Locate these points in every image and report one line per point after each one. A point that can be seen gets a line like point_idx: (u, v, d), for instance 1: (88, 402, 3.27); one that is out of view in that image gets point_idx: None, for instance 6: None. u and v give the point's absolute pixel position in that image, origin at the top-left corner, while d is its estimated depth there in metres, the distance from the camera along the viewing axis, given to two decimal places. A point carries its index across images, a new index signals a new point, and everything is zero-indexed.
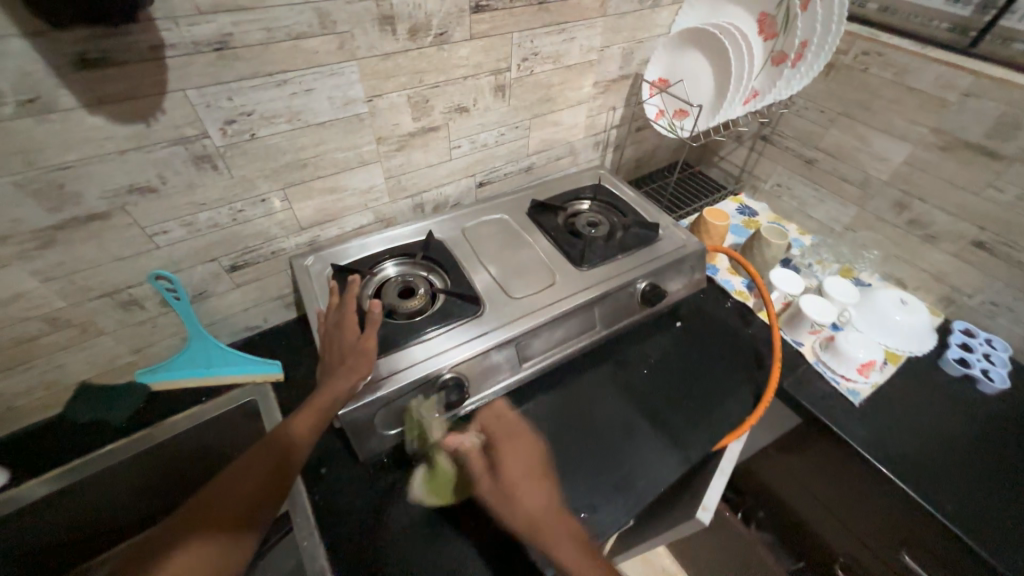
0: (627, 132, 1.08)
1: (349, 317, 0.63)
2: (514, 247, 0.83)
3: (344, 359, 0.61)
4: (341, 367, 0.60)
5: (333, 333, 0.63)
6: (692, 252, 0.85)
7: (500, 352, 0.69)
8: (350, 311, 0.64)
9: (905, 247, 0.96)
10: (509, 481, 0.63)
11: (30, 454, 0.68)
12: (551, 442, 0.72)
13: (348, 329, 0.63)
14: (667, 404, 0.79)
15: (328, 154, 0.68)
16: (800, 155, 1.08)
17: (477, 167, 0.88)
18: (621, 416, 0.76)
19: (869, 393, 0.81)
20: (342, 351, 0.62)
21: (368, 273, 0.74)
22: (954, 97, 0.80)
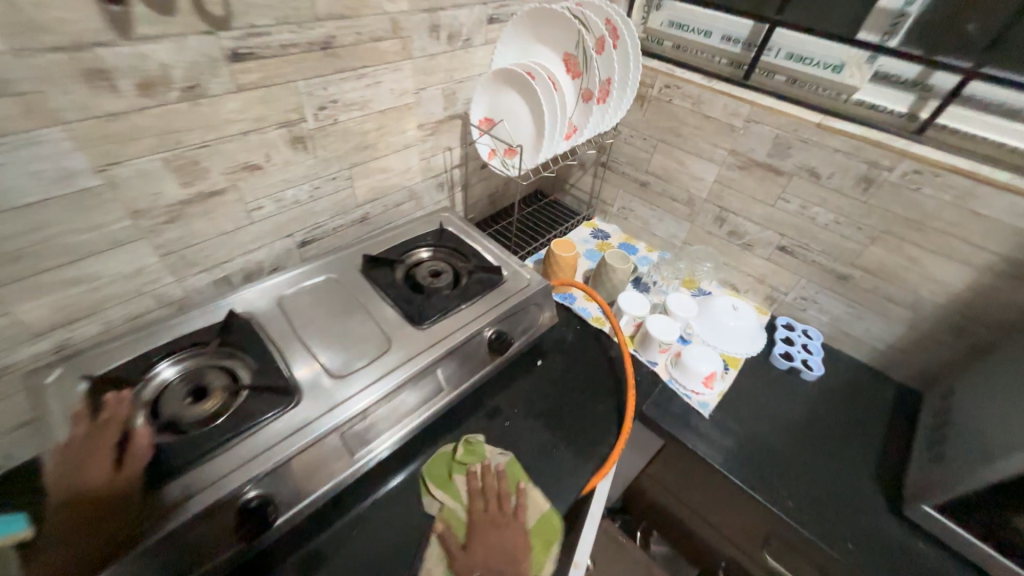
0: (470, 170, 1.05)
1: (98, 450, 0.50)
2: (341, 313, 0.73)
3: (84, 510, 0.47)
4: (91, 524, 0.47)
5: (69, 485, 0.49)
6: (538, 290, 0.83)
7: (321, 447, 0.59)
8: (104, 441, 0.51)
9: (731, 255, 1.05)
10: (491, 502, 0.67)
11: None
12: (406, 537, 0.62)
13: (96, 468, 0.49)
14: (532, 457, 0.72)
15: (51, 240, 0.53)
16: (635, 179, 1.14)
17: (294, 226, 0.78)
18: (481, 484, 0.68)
19: (716, 403, 0.85)
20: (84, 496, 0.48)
21: (138, 379, 0.58)
22: (740, 123, 0.90)
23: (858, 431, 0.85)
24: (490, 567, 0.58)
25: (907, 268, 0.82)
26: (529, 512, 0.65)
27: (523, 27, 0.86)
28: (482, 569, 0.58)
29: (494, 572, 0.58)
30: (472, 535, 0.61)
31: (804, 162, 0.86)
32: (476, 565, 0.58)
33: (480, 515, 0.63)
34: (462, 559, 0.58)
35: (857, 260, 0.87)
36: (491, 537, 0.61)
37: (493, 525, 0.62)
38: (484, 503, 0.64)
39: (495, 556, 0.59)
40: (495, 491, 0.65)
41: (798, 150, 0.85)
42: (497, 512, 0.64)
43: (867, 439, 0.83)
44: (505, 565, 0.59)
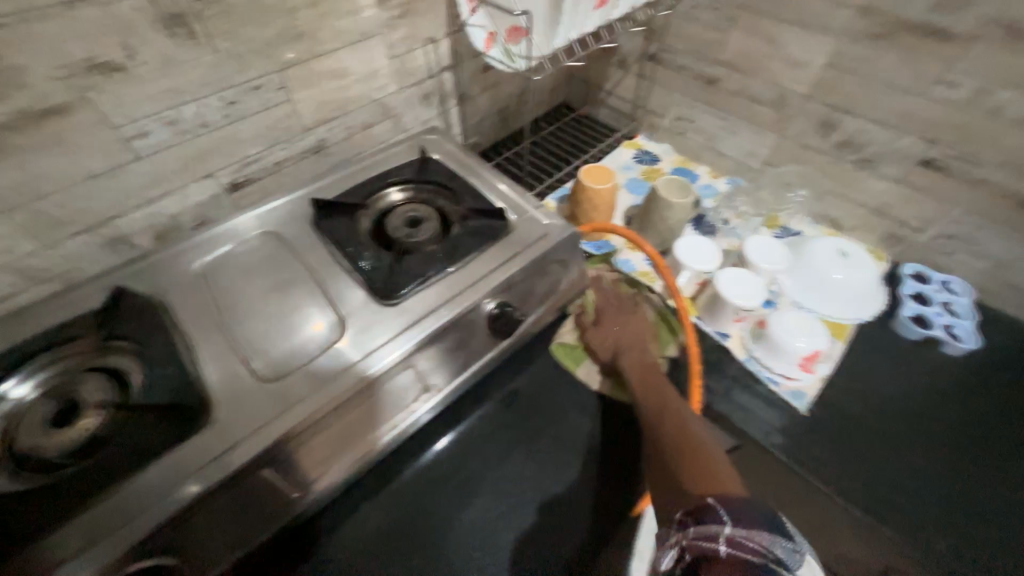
0: (465, 74, 0.77)
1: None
2: (281, 285, 0.52)
3: None
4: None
5: None
6: (561, 239, 0.58)
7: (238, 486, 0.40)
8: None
9: (837, 177, 0.74)
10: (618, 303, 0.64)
11: None
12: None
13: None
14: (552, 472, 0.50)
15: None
16: (698, 74, 0.81)
17: (212, 162, 0.55)
18: (480, 515, 0.47)
19: (818, 391, 0.60)
20: None
21: None
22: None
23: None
24: (608, 344, 0.59)
25: None
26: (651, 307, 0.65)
27: None
28: (612, 342, 0.59)
29: (626, 348, 0.58)
30: (603, 311, 0.62)
31: (1000, 11, 0.52)
32: (610, 338, 0.59)
33: (618, 300, 0.64)
34: (597, 330, 0.60)
35: None
36: (617, 321, 0.61)
37: (630, 315, 0.62)
38: (620, 290, 0.66)
39: (625, 334, 0.60)
40: (621, 296, 0.65)
41: None
42: (622, 303, 0.64)
43: None
44: (644, 340, 0.59)
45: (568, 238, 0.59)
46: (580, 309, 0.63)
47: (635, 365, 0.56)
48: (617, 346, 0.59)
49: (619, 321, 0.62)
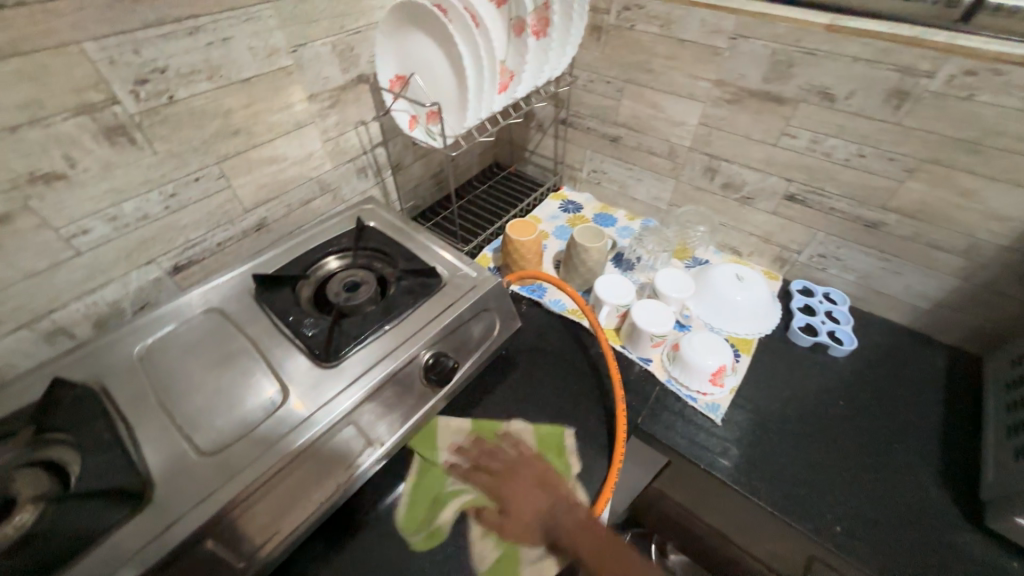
0: (397, 148, 0.85)
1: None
2: (224, 358, 0.55)
3: None
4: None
5: None
6: (489, 289, 0.65)
7: (184, 563, 0.41)
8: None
9: (727, 213, 0.86)
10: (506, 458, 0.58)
11: None
12: None
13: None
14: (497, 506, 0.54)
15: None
16: (603, 134, 0.94)
17: (153, 249, 0.59)
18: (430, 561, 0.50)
19: (729, 402, 0.68)
20: None
21: None
22: (725, 42, 0.70)
23: (907, 411, 0.68)
24: (531, 519, 0.52)
25: (954, 204, 0.64)
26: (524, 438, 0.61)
27: None
28: (532, 518, 0.52)
29: (551, 517, 0.53)
30: (478, 483, 0.55)
31: (812, 80, 0.66)
32: (532, 514, 0.52)
33: (485, 456, 0.58)
34: (515, 498, 0.53)
35: (888, 201, 0.69)
36: (501, 494, 0.54)
37: (521, 471, 0.56)
38: (474, 447, 0.59)
39: (536, 497, 0.54)
40: (479, 450, 0.58)
41: (800, 68, 0.66)
42: (490, 461, 0.57)
43: (923, 423, 0.66)
44: (560, 494, 0.55)
45: (495, 289, 0.66)
46: (451, 488, 0.55)
47: (567, 531, 0.51)
48: (537, 518, 0.52)
49: (511, 486, 0.55)
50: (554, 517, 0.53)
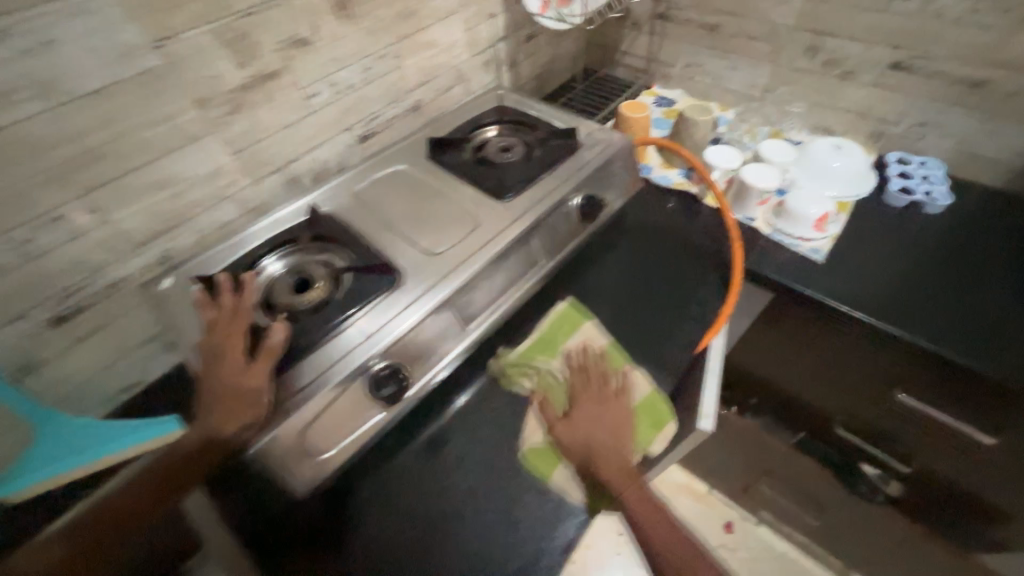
0: (514, 44, 0.94)
1: (237, 341, 0.50)
2: (419, 197, 0.69)
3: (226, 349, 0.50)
4: (212, 398, 0.49)
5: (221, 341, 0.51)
6: (619, 149, 0.75)
7: (434, 331, 0.57)
8: (238, 332, 0.51)
9: (826, 90, 0.91)
10: (587, 410, 0.59)
11: None
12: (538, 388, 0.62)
13: (237, 353, 0.50)
14: (639, 325, 0.69)
15: (130, 134, 0.50)
16: (702, 24, 0.99)
17: (351, 117, 0.72)
18: (595, 354, 0.65)
19: (830, 247, 0.77)
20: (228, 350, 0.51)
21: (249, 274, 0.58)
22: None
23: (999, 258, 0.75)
24: (576, 451, 0.56)
25: None
26: (630, 298, 0.72)
27: None
28: (586, 438, 0.57)
29: (599, 447, 0.57)
30: (585, 402, 0.60)
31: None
32: (580, 436, 0.57)
33: (584, 390, 0.60)
34: (564, 428, 0.57)
35: (997, 54, 0.73)
36: (598, 412, 0.59)
37: (602, 402, 0.60)
38: (588, 365, 0.62)
39: (604, 431, 0.58)
40: (597, 371, 0.61)
41: None
42: (599, 386, 0.61)
43: (1012, 264, 0.74)
44: (618, 444, 0.57)
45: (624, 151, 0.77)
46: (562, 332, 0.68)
47: (604, 472, 0.55)
48: (588, 446, 0.57)
49: (591, 413, 0.59)
50: (608, 454, 0.57)
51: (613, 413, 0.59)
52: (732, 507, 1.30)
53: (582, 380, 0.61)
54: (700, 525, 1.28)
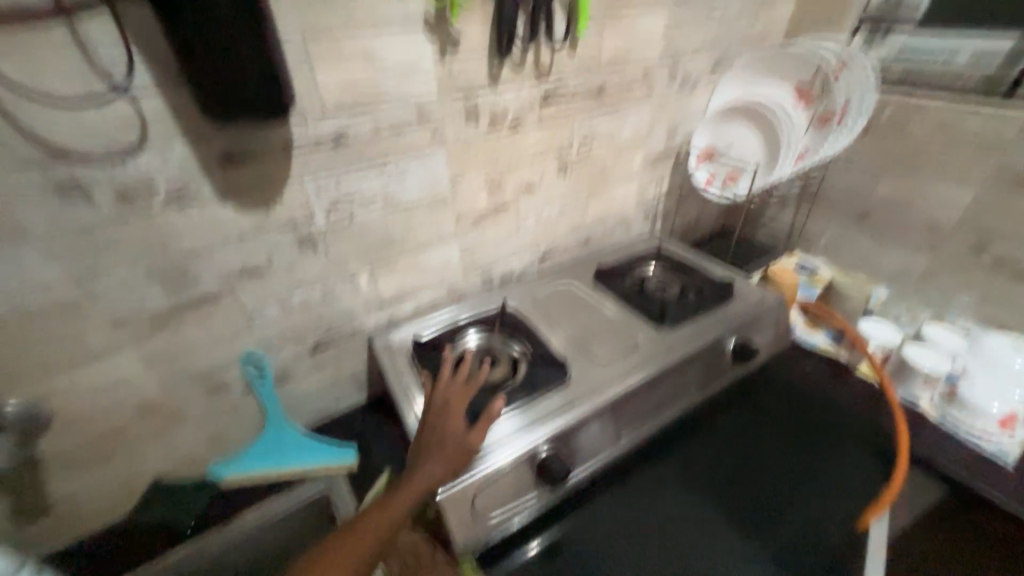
0: (672, 203, 1.11)
1: (459, 404, 0.57)
2: (586, 312, 0.82)
3: (448, 400, 0.58)
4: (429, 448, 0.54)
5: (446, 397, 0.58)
6: (774, 305, 0.81)
7: (572, 526, 0.64)
8: (462, 397, 0.58)
9: (999, 289, 0.89)
10: (442, 403, 0.58)
11: (141, 548, 0.63)
12: (676, 514, 0.66)
13: (457, 416, 0.56)
14: (790, 510, 0.66)
15: (393, 351, 0.73)
16: (853, 209, 1.07)
17: (540, 240, 0.91)
18: (741, 533, 0.63)
19: (1020, 451, 0.70)
20: (451, 407, 0.57)
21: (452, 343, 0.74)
22: (943, 294, 0.97)
23: None
24: (434, 430, 0.55)
25: None
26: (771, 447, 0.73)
27: (745, 68, 0.94)
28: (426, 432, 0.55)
29: (434, 436, 0.54)
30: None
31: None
32: (430, 411, 0.57)
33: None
34: (431, 406, 0.58)
35: None
36: (453, 403, 0.57)
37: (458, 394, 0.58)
38: (449, 383, 0.60)
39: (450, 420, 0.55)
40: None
41: None
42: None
43: None
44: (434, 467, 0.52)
45: (778, 399, 0.82)
46: (699, 461, 0.72)
47: None
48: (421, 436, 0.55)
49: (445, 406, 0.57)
50: (441, 448, 0.53)
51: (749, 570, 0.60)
52: None
53: (446, 386, 0.60)
54: None
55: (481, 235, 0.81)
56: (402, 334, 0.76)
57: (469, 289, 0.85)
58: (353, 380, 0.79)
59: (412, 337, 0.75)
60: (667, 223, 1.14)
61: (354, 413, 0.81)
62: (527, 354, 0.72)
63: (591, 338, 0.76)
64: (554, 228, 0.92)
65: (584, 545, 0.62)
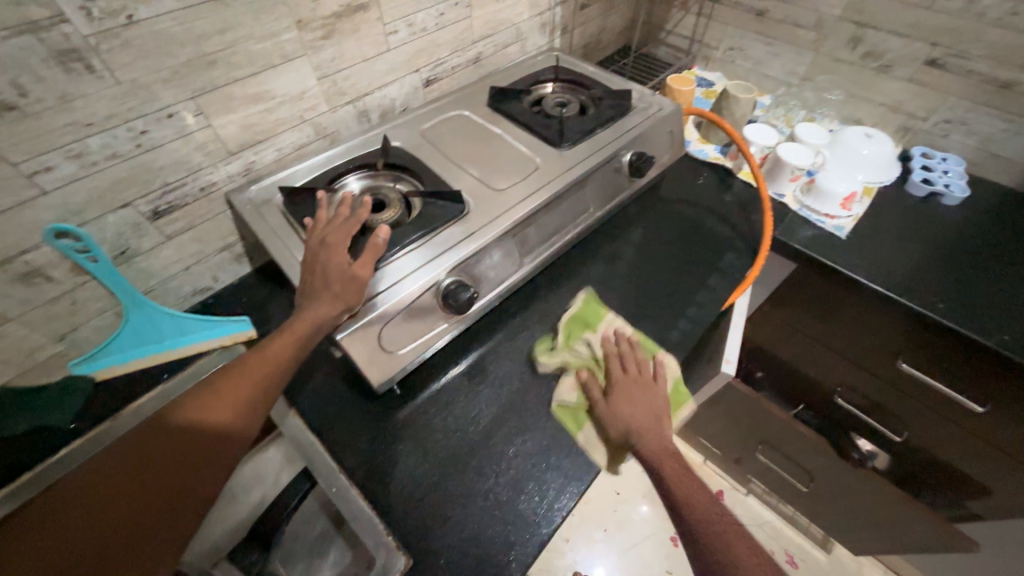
0: (571, 10, 0.97)
1: (342, 240, 0.53)
2: (483, 140, 0.74)
3: (327, 239, 0.53)
4: (315, 292, 0.51)
5: (325, 238, 0.53)
6: (668, 114, 0.80)
7: (493, 348, 0.68)
8: (345, 233, 0.53)
9: (862, 83, 0.95)
10: (321, 243, 0.53)
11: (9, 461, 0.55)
12: None
13: (342, 253, 0.52)
14: (668, 301, 0.75)
15: (259, 206, 0.62)
16: (750, 8, 1.02)
17: (420, 60, 0.76)
18: (635, 324, 0.72)
19: (853, 224, 0.83)
20: (333, 245, 0.52)
21: (329, 188, 0.64)
22: (817, 94, 1.02)
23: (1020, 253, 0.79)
24: (315, 273, 0.52)
25: None
26: (660, 254, 0.81)
27: None
28: (308, 278, 0.52)
29: (315, 278, 0.51)
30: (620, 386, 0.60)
31: (885, 116, 0.96)
32: (311, 255, 0.53)
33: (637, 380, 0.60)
34: (311, 251, 0.53)
35: None
36: (333, 240, 0.53)
37: (339, 231, 0.53)
38: (329, 224, 0.55)
39: (331, 258, 0.52)
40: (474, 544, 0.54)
41: None
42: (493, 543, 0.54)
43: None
44: (320, 306, 0.50)
45: (669, 212, 0.87)
46: (600, 274, 0.78)
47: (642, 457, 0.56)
48: (304, 281, 0.52)
49: (325, 245, 0.53)
50: (320, 293, 0.51)
51: None
52: (721, 476, 1.43)
53: (327, 227, 0.54)
54: None
55: (340, 52, 0.65)
56: (267, 186, 0.65)
57: (343, 128, 0.72)
58: (226, 250, 0.69)
59: (279, 189, 0.63)
60: (568, 38, 1.02)
61: (240, 287, 0.73)
62: (417, 189, 0.65)
63: (490, 167, 0.70)
64: (435, 43, 0.77)
65: (497, 361, 0.67)
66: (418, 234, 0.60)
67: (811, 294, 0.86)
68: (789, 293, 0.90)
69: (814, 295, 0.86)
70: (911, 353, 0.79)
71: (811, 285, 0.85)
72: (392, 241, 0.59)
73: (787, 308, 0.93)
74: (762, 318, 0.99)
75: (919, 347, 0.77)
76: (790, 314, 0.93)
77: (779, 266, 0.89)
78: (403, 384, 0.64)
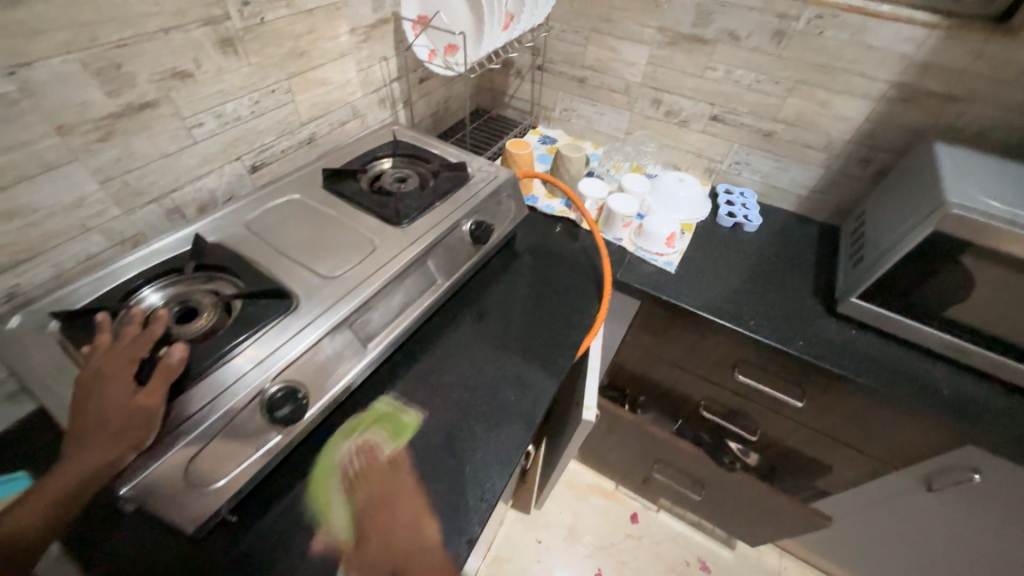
0: (409, 85, 1.01)
1: (123, 369, 0.46)
2: (316, 224, 0.72)
3: (103, 369, 0.46)
4: (87, 438, 0.43)
5: (100, 368, 0.46)
6: (504, 180, 0.85)
7: None
8: (127, 360, 0.47)
9: (670, 135, 1.11)
10: (94, 375, 0.46)
11: None
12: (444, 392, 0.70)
13: (124, 384, 0.46)
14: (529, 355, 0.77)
15: (23, 335, 0.51)
16: (572, 76, 1.16)
17: (239, 148, 0.72)
18: (498, 386, 0.72)
19: (679, 259, 0.95)
20: (110, 376, 0.46)
21: (122, 304, 0.56)
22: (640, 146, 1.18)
23: (805, 267, 0.96)
24: (86, 412, 0.44)
25: (820, 112, 0.92)
26: (519, 309, 0.84)
27: None
28: (75, 420, 0.44)
29: (85, 420, 0.44)
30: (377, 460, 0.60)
31: (693, 161, 1.13)
32: (81, 391, 0.45)
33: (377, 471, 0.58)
34: (81, 385, 0.46)
35: (779, 114, 0.96)
36: (112, 370, 0.46)
37: (118, 357, 0.47)
38: (106, 350, 0.48)
39: (106, 393, 0.45)
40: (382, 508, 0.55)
41: (719, 17, 0.91)
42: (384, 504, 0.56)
43: (810, 266, 0.96)
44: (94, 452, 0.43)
45: (524, 266, 0.91)
46: (461, 339, 0.78)
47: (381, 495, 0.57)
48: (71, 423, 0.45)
49: (100, 378, 0.46)
50: (92, 436, 0.44)
51: (505, 412, 0.68)
52: (634, 499, 1.48)
53: (104, 354, 0.47)
54: (610, 520, 1.44)
55: (127, 152, 0.59)
56: (36, 312, 0.53)
57: (148, 230, 0.65)
58: None
59: (52, 313, 0.53)
60: (411, 109, 1.05)
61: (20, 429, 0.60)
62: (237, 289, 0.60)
63: (324, 254, 0.67)
64: (255, 129, 0.74)
65: (353, 456, 0.62)
66: (233, 342, 0.54)
67: (660, 323, 0.95)
68: (642, 325, 0.98)
69: (661, 323, 0.95)
70: (744, 363, 0.90)
71: (657, 317, 0.94)
72: (201, 354, 0.53)
73: (645, 337, 1.01)
74: (629, 348, 1.06)
75: (748, 358, 0.89)
76: (649, 343, 1.01)
77: (629, 302, 0.97)
78: (239, 510, 0.55)
